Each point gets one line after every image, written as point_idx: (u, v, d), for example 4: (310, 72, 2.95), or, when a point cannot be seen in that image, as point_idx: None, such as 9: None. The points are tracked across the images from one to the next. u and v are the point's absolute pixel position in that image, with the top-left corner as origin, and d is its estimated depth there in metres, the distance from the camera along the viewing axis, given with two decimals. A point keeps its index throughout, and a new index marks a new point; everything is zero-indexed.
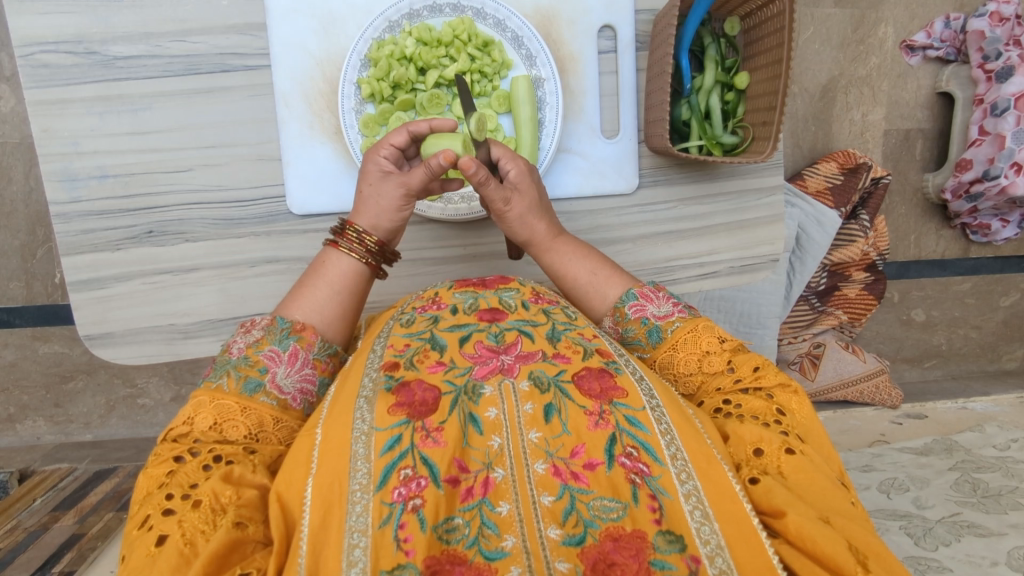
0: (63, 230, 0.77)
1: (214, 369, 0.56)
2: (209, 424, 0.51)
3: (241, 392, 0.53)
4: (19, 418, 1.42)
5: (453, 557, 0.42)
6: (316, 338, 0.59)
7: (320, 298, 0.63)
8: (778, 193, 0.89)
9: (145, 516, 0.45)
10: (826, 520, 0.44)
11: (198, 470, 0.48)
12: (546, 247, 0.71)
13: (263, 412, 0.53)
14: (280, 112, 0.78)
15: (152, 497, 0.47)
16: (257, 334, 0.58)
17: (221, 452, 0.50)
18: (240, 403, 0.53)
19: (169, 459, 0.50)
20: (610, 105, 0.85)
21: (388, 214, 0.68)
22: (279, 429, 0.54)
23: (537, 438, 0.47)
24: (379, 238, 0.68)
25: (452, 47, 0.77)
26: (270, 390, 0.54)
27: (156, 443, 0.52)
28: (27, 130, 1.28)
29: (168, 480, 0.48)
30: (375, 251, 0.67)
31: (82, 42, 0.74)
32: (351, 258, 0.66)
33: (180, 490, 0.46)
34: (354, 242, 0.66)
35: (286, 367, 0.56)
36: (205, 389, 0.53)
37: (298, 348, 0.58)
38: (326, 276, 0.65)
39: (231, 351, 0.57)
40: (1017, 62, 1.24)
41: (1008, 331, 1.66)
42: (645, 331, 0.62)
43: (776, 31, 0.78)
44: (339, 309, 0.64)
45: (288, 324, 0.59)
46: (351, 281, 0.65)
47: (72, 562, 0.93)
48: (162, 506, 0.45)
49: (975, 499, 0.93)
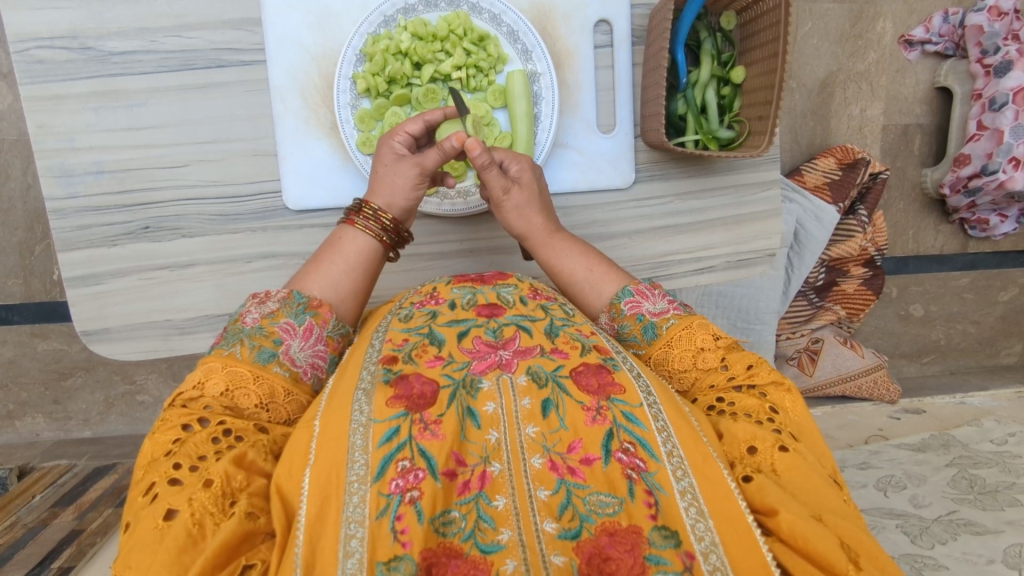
0: (60, 227, 0.77)
1: (226, 337, 0.56)
2: (220, 390, 0.52)
3: (254, 361, 0.54)
4: (19, 415, 1.43)
5: (449, 550, 0.42)
6: (331, 317, 0.60)
7: (335, 273, 0.64)
8: (776, 187, 0.89)
9: (151, 484, 0.46)
10: (819, 518, 0.44)
11: (207, 441, 0.48)
12: (541, 242, 0.71)
13: (275, 382, 0.53)
14: (277, 107, 0.78)
15: (158, 465, 0.47)
16: (272, 306, 0.58)
17: (231, 425, 0.50)
18: (253, 371, 0.53)
19: (177, 427, 0.49)
20: (606, 100, 0.85)
21: (403, 193, 0.68)
22: (289, 402, 0.54)
23: (534, 433, 0.48)
24: (394, 216, 0.69)
25: (448, 41, 0.77)
26: (283, 361, 0.55)
27: (163, 408, 0.51)
28: (25, 126, 1.28)
29: (176, 449, 0.48)
30: (390, 229, 0.67)
31: (77, 37, 0.74)
32: (366, 236, 0.66)
33: (188, 461, 0.47)
34: (371, 219, 0.67)
35: (301, 341, 0.57)
36: (218, 356, 0.53)
37: (313, 323, 0.59)
38: (342, 252, 0.65)
39: (244, 321, 0.57)
40: (1015, 57, 1.24)
41: (1007, 326, 1.66)
42: (639, 327, 0.62)
43: (773, 24, 0.78)
44: (353, 286, 0.65)
45: (305, 299, 0.60)
46: (365, 258, 0.66)
47: (71, 558, 0.93)
48: (169, 475, 0.46)
49: (972, 497, 0.93)
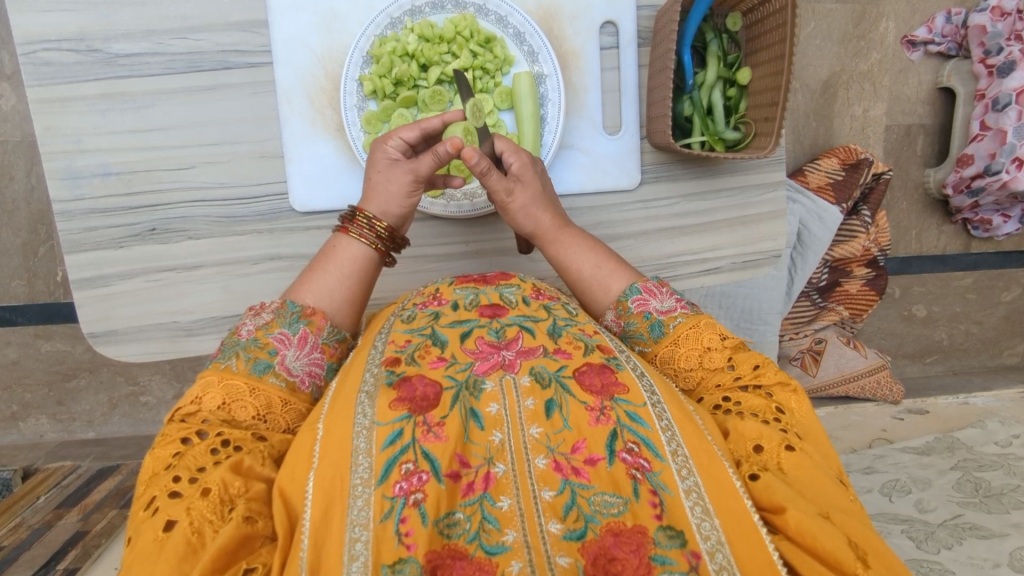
0: (68, 228, 0.77)
1: (223, 351, 0.56)
2: (217, 403, 0.52)
3: (249, 372, 0.54)
4: (23, 416, 1.43)
5: (454, 551, 0.42)
6: (325, 323, 0.60)
7: (330, 282, 0.64)
8: (781, 188, 0.88)
9: (152, 498, 0.46)
10: (826, 516, 0.44)
11: (206, 453, 0.48)
12: (550, 238, 0.72)
13: (272, 394, 0.54)
14: (283, 109, 0.78)
15: (159, 479, 0.47)
16: (267, 317, 0.59)
17: (229, 435, 0.50)
18: (249, 384, 0.53)
19: (177, 440, 0.50)
20: (612, 101, 0.85)
21: (398, 200, 0.69)
22: (287, 411, 0.54)
23: (538, 434, 0.48)
24: (389, 223, 0.69)
25: (454, 43, 0.77)
26: (279, 371, 0.55)
27: (163, 423, 0.52)
28: (29, 127, 1.28)
29: (176, 462, 0.48)
30: (385, 238, 0.68)
31: (83, 39, 0.74)
32: (361, 244, 0.66)
33: (187, 473, 0.47)
34: (365, 228, 0.67)
35: (296, 351, 0.57)
36: (214, 370, 0.54)
37: (307, 332, 0.59)
38: (336, 260, 0.66)
39: (240, 334, 0.57)
40: (1019, 58, 1.24)
41: (1010, 326, 1.65)
42: (646, 325, 0.62)
43: (779, 26, 0.78)
44: (349, 294, 0.65)
45: (298, 308, 0.60)
46: (359, 265, 0.66)
47: (77, 559, 0.93)
48: (169, 488, 0.46)
49: (977, 500, 0.93)
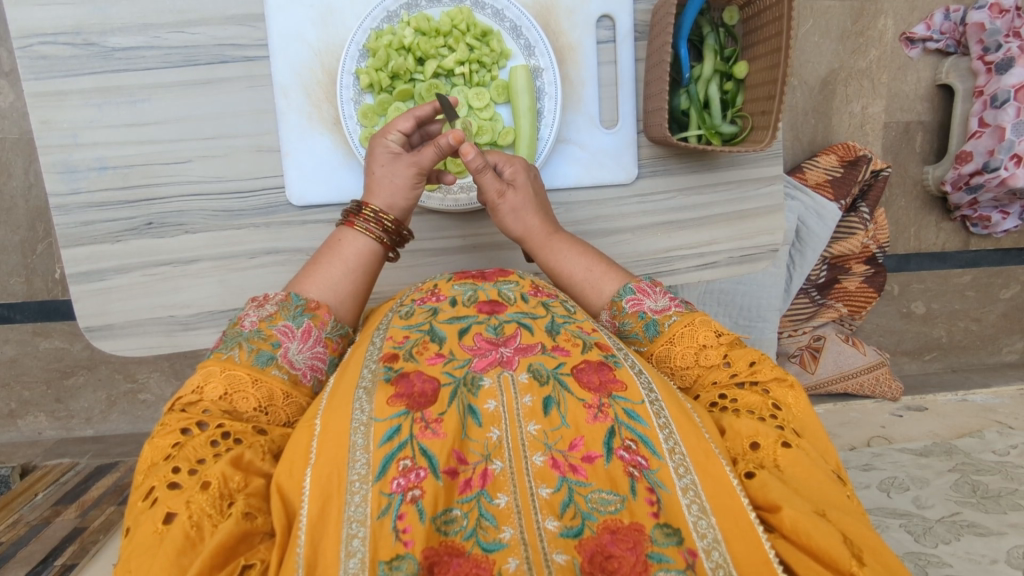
0: (64, 222, 0.77)
1: (225, 341, 0.56)
2: (219, 394, 0.52)
3: (252, 364, 0.54)
4: (20, 414, 1.43)
5: (451, 548, 0.42)
6: (328, 317, 0.60)
7: (334, 275, 0.64)
8: (777, 183, 0.88)
9: (150, 489, 0.46)
10: (822, 514, 0.44)
11: (205, 444, 0.48)
12: (541, 243, 0.72)
13: (274, 386, 0.53)
14: (280, 103, 0.78)
15: (158, 470, 0.47)
16: (270, 309, 0.58)
17: (230, 428, 0.50)
18: (251, 375, 0.53)
19: (176, 431, 0.50)
20: (610, 95, 0.84)
21: (401, 194, 0.69)
22: (288, 405, 0.54)
23: (536, 430, 0.48)
24: (395, 217, 0.69)
25: (451, 36, 0.77)
26: (282, 364, 0.55)
27: (163, 413, 0.52)
28: (26, 125, 1.28)
29: (175, 453, 0.48)
30: (390, 230, 0.68)
31: (80, 33, 0.74)
32: (367, 238, 0.67)
33: (187, 464, 0.46)
34: (371, 221, 0.67)
35: (299, 344, 0.57)
36: (216, 360, 0.53)
37: (310, 326, 0.58)
38: (340, 254, 0.65)
39: (243, 325, 0.57)
40: (1017, 53, 1.23)
41: (1009, 323, 1.65)
42: (641, 325, 0.62)
43: (776, 20, 0.78)
44: (352, 288, 0.65)
45: (302, 301, 0.60)
46: (363, 260, 0.66)
47: (74, 555, 0.92)
48: (168, 479, 0.46)
49: (975, 500, 0.92)
